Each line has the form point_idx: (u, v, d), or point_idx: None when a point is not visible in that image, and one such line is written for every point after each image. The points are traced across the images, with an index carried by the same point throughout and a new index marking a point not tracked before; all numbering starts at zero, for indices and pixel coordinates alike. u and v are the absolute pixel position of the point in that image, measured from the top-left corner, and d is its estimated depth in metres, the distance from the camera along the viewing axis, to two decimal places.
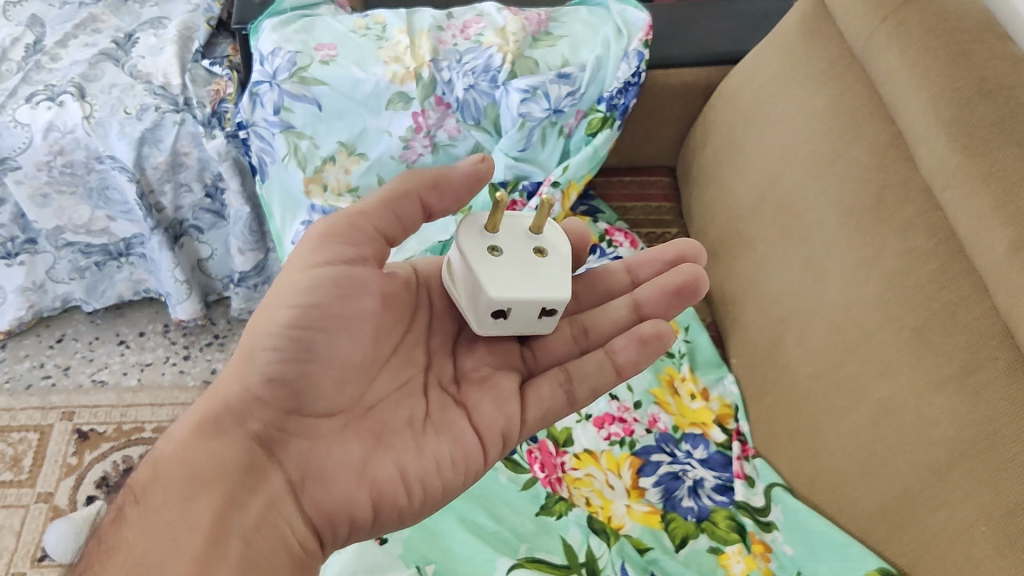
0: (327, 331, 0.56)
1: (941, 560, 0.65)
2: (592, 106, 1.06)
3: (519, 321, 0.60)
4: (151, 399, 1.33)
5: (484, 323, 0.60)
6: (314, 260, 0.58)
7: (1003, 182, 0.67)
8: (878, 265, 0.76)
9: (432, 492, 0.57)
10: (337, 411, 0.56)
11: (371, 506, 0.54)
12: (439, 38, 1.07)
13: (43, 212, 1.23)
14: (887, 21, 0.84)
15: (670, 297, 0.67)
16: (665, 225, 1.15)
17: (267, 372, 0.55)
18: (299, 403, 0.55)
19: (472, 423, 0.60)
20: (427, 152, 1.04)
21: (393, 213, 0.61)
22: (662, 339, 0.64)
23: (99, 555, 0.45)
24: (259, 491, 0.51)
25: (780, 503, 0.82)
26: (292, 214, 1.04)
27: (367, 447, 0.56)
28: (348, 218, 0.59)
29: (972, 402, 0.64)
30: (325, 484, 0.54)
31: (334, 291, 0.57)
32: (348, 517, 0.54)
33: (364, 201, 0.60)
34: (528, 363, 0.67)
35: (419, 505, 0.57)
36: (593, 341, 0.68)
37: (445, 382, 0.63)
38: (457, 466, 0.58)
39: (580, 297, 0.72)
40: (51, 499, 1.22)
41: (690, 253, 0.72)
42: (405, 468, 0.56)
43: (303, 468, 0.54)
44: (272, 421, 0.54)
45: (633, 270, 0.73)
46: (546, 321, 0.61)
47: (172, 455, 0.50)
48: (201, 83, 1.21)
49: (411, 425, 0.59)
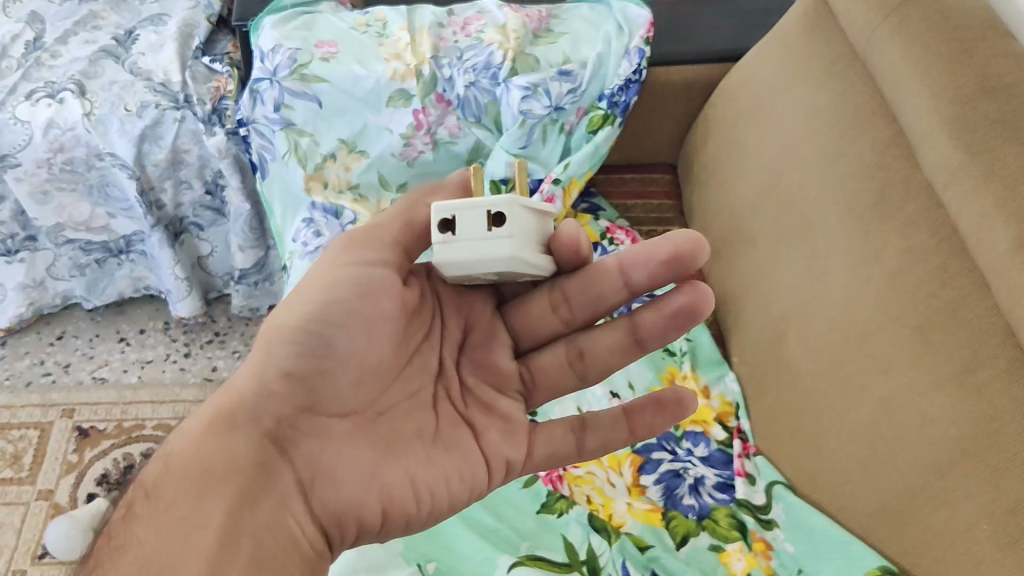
0: (345, 328, 0.56)
1: (942, 559, 0.65)
2: (593, 103, 1.05)
3: (469, 239, 0.51)
4: (152, 396, 1.33)
5: (432, 248, 0.52)
6: (338, 262, 0.59)
7: (1005, 179, 0.67)
8: (881, 264, 0.76)
9: (439, 502, 0.57)
10: (350, 412, 0.56)
11: (379, 510, 0.54)
12: (440, 35, 1.07)
13: (43, 209, 1.23)
14: (889, 18, 0.84)
15: (668, 319, 0.62)
16: (666, 222, 1.15)
17: (284, 367, 0.55)
18: (314, 402, 0.55)
19: (480, 446, 0.60)
20: (427, 149, 1.03)
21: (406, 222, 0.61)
22: (681, 404, 0.63)
23: (109, 552, 0.46)
24: (270, 491, 0.51)
25: (781, 501, 0.82)
26: (292, 211, 1.03)
27: (378, 452, 0.55)
28: (367, 229, 0.61)
29: (973, 401, 0.64)
30: (335, 485, 0.53)
31: (356, 289, 0.58)
32: (357, 520, 0.54)
33: (380, 216, 0.63)
34: (526, 383, 0.66)
35: (426, 514, 0.56)
36: (588, 364, 0.65)
37: (452, 394, 0.62)
38: (465, 479, 0.58)
39: (570, 302, 0.64)
40: (51, 496, 1.22)
41: (689, 247, 0.59)
42: (415, 475, 0.56)
43: (313, 469, 0.54)
44: (285, 418, 0.54)
45: (626, 271, 0.61)
46: (501, 240, 0.51)
47: (184, 451, 0.50)
48: (202, 80, 1.20)
49: (421, 435, 0.58)
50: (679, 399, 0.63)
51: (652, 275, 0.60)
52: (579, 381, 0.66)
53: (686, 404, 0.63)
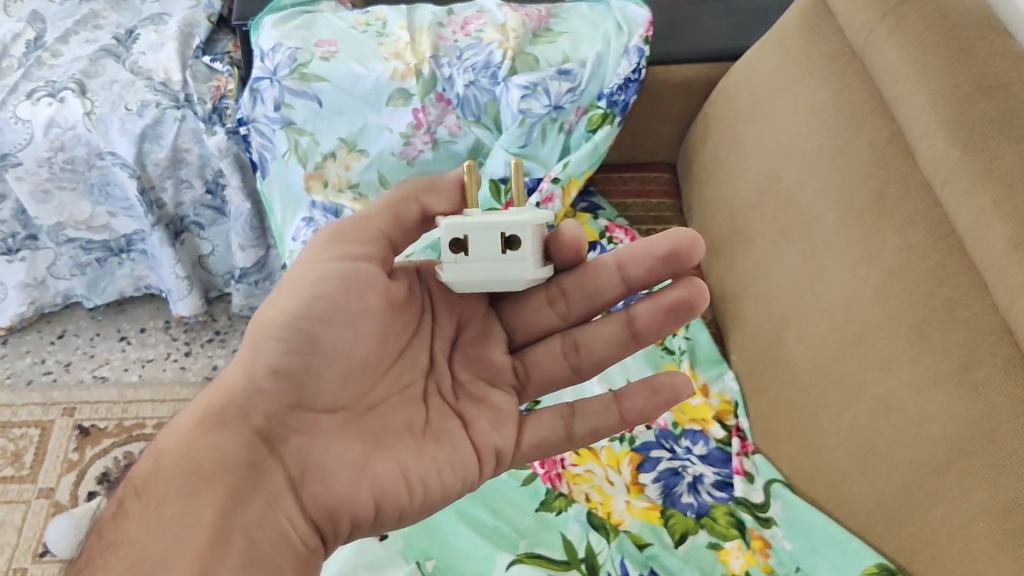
0: (332, 325, 0.56)
1: (939, 557, 0.65)
2: (593, 102, 1.05)
3: (483, 261, 0.52)
4: (152, 394, 1.33)
5: (444, 269, 0.52)
6: (320, 258, 0.58)
7: (1003, 178, 0.67)
8: (878, 263, 0.76)
9: (432, 493, 0.58)
10: (339, 407, 0.56)
11: (371, 503, 0.55)
12: (440, 34, 1.07)
13: (44, 208, 1.23)
14: (887, 17, 0.84)
15: (664, 313, 0.62)
16: (666, 221, 1.15)
17: (272, 364, 0.55)
18: (302, 398, 0.55)
19: (470, 437, 0.60)
20: (427, 148, 1.03)
21: (394, 216, 0.60)
22: (677, 389, 0.63)
23: (101, 550, 0.46)
24: (260, 486, 0.52)
25: (780, 498, 0.82)
26: (292, 210, 1.03)
27: (367, 446, 0.56)
28: (354, 220, 0.59)
29: (970, 399, 0.64)
30: (325, 480, 0.54)
31: (340, 284, 0.56)
32: (349, 514, 0.54)
33: (369, 207, 0.60)
34: (520, 376, 0.66)
35: (420, 505, 0.57)
36: (584, 356, 0.66)
37: (444, 389, 0.62)
38: (456, 471, 0.59)
39: (567, 297, 0.65)
40: (52, 495, 1.23)
41: (686, 244, 0.60)
42: (406, 468, 0.56)
43: (303, 465, 0.54)
44: (274, 415, 0.54)
45: (623, 267, 0.62)
46: (515, 262, 0.52)
47: (173, 449, 0.51)
48: (202, 79, 1.20)
49: (411, 428, 0.59)
50: (675, 391, 0.63)
51: (649, 271, 0.61)
52: (573, 373, 0.66)
53: (680, 396, 0.63)
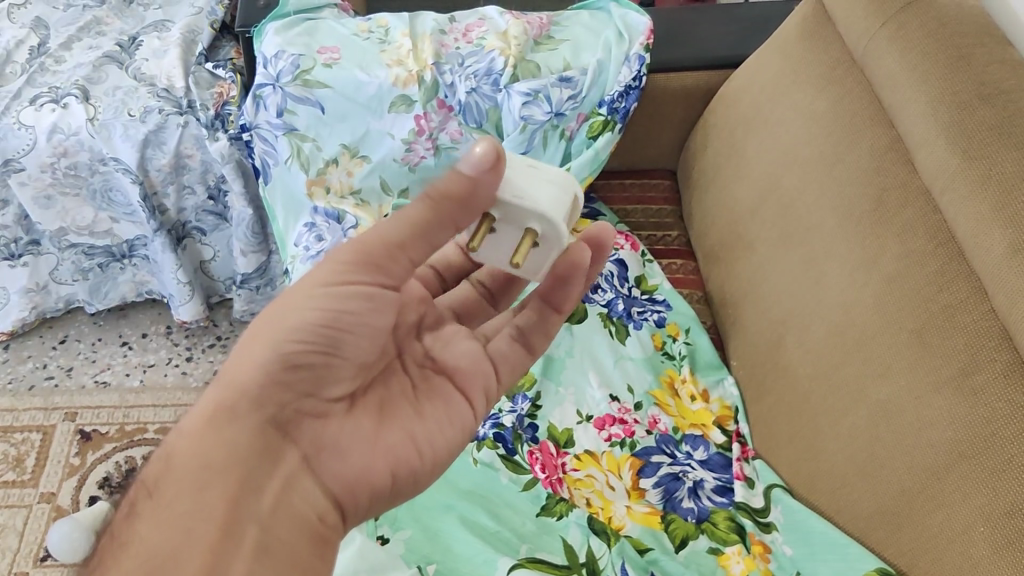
0: (353, 334, 0.56)
1: (940, 560, 0.65)
2: (593, 109, 1.06)
3: None
4: (154, 399, 1.34)
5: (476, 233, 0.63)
6: (334, 273, 0.55)
7: (1001, 184, 0.68)
8: (878, 268, 0.77)
9: (439, 452, 0.60)
10: (345, 394, 0.57)
11: (388, 472, 0.57)
12: (442, 41, 1.08)
13: (46, 213, 1.24)
14: (887, 25, 0.85)
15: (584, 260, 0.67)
16: (666, 228, 1.17)
17: (289, 357, 0.54)
18: (315, 387, 0.55)
19: (457, 386, 0.63)
20: (429, 155, 1.04)
21: (430, 244, 0.54)
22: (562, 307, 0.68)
23: (113, 550, 0.46)
24: (274, 472, 0.52)
25: (780, 504, 0.83)
26: (294, 216, 1.05)
27: (375, 421, 0.58)
28: (388, 249, 0.54)
29: (969, 404, 0.65)
30: (342, 456, 0.55)
31: (366, 301, 0.55)
32: (368, 487, 0.56)
33: (399, 227, 0.53)
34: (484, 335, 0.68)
35: (431, 465, 0.60)
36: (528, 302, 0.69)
37: (420, 359, 0.63)
38: (456, 424, 0.62)
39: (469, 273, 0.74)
40: (54, 499, 1.23)
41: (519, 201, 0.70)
42: (414, 435, 0.59)
43: (318, 444, 0.55)
44: (286, 404, 0.54)
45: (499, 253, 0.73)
46: None
47: (187, 449, 0.50)
48: (205, 86, 1.21)
49: (406, 393, 0.61)
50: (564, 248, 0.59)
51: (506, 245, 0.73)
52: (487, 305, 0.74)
53: (581, 268, 0.63)
